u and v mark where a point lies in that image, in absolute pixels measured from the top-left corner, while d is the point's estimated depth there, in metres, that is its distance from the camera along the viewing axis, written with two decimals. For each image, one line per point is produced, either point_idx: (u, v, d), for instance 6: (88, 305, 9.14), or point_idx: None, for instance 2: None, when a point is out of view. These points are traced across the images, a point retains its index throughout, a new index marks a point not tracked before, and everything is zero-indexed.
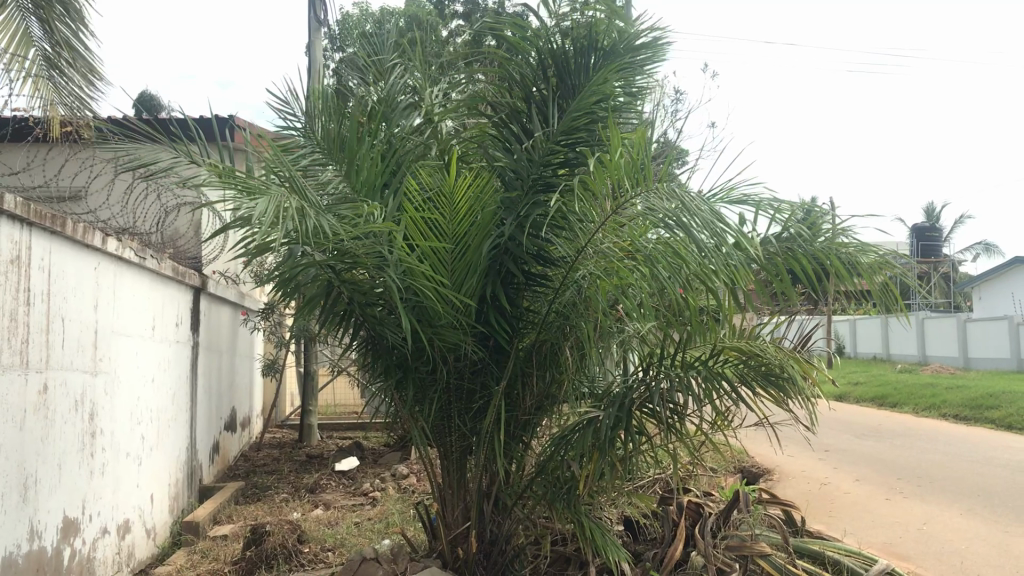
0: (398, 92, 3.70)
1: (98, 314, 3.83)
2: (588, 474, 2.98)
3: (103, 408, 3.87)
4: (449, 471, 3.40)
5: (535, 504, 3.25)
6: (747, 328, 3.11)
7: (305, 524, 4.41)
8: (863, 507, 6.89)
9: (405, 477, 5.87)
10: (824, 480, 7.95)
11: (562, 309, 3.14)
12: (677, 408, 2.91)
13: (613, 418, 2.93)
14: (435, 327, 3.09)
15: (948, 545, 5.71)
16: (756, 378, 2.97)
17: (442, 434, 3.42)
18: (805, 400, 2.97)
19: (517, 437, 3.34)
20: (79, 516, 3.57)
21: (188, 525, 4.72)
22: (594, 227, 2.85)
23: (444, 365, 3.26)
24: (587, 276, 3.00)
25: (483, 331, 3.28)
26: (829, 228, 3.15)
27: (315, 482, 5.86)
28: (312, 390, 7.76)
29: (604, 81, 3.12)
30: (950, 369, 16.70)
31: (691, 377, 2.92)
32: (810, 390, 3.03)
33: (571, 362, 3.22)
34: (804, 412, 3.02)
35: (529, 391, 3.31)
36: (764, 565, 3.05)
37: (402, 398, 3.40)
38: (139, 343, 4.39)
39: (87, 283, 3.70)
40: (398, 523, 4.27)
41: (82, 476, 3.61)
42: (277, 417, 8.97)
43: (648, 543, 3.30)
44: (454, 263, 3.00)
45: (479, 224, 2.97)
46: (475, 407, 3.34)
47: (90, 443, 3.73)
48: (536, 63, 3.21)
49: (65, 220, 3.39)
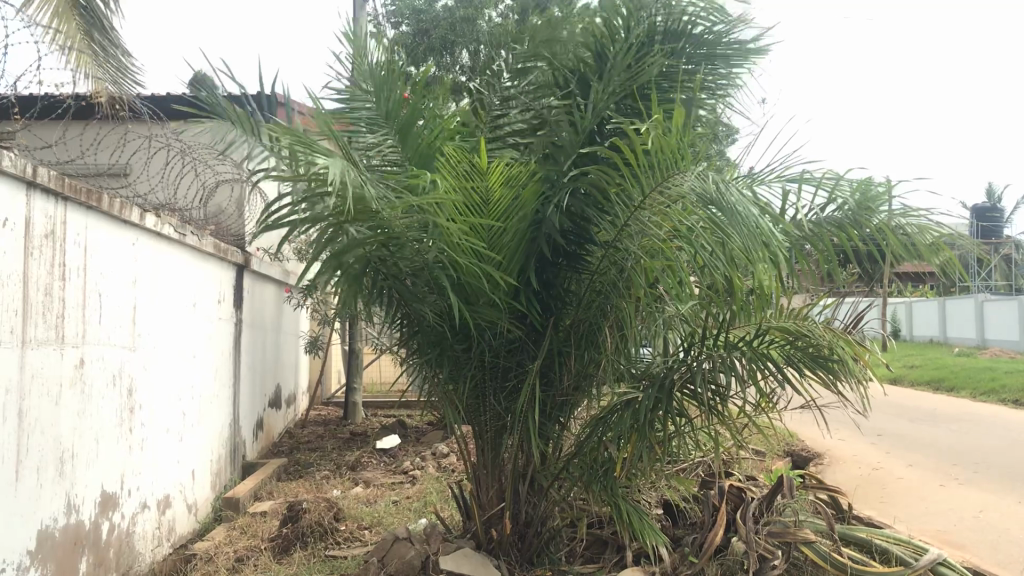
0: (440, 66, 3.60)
1: (136, 290, 3.82)
2: (627, 457, 2.92)
3: (141, 383, 3.87)
4: (484, 451, 3.32)
5: (572, 486, 3.15)
6: (795, 308, 2.96)
7: (345, 502, 4.39)
8: (918, 493, 6.71)
9: (445, 457, 5.82)
10: (876, 465, 7.76)
11: (602, 287, 3.04)
12: (719, 390, 2.79)
13: (652, 400, 2.84)
14: (472, 307, 3.03)
15: (1005, 535, 5.53)
16: (804, 360, 2.81)
17: (477, 412, 3.34)
18: (858, 381, 2.79)
19: (554, 419, 3.25)
20: (117, 491, 3.59)
21: (230, 501, 4.74)
22: (635, 207, 2.78)
23: (480, 342, 3.18)
24: (630, 256, 2.90)
25: (522, 309, 3.17)
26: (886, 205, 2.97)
27: (357, 460, 5.85)
28: (357, 366, 7.75)
29: (651, 52, 3.00)
30: (1010, 354, 16.25)
31: (734, 358, 2.79)
32: (862, 371, 2.84)
33: (611, 342, 3.10)
34: (857, 397, 2.84)
35: (567, 371, 3.20)
36: (807, 553, 2.92)
37: (437, 377, 3.32)
38: (178, 320, 4.39)
39: (124, 259, 3.69)
40: (436, 503, 4.22)
41: (121, 452, 3.64)
42: (322, 394, 9.00)
43: (689, 528, 3.19)
44: (494, 240, 2.92)
45: (521, 200, 2.88)
46: (510, 386, 3.24)
47: (130, 418, 3.74)
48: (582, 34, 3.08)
49: (101, 195, 3.37)
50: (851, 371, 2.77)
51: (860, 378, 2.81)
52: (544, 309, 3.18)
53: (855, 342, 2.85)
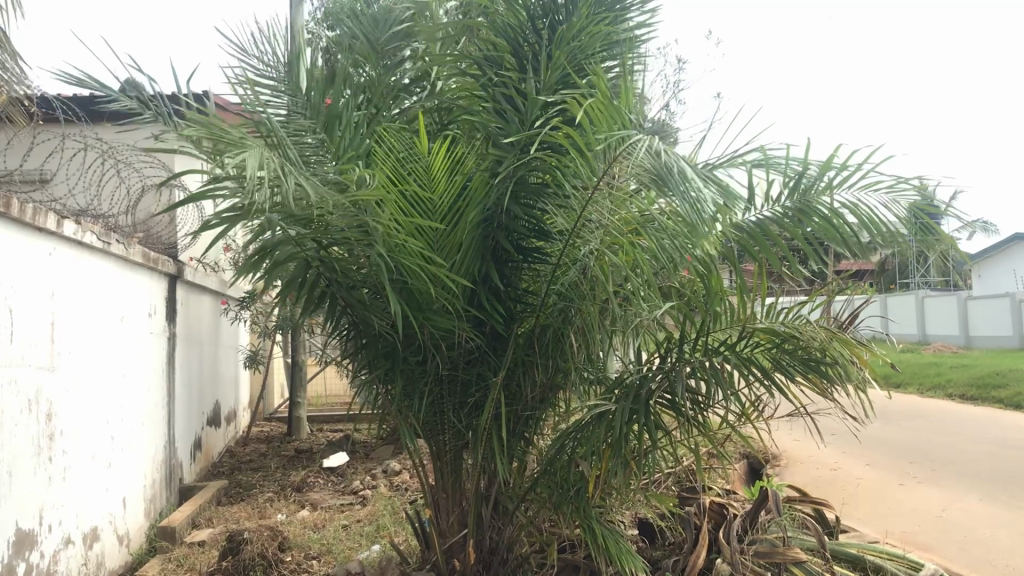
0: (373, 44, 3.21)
1: (53, 304, 3.47)
2: (600, 475, 2.64)
3: (61, 407, 3.52)
4: (444, 473, 3.04)
5: (540, 508, 2.88)
6: (782, 308, 2.65)
7: (289, 529, 4.07)
8: (878, 494, 6.59)
9: (397, 475, 5.52)
10: (834, 466, 7.65)
11: (565, 291, 2.79)
12: (699, 399, 2.54)
13: (628, 412, 2.55)
14: (424, 312, 2.71)
15: (972, 535, 5.40)
16: (793, 363, 2.55)
17: (434, 430, 3.05)
18: (858, 388, 2.49)
19: (519, 434, 2.97)
20: (35, 527, 3.23)
21: (164, 531, 4.38)
22: (600, 194, 2.54)
23: (435, 354, 2.89)
24: (592, 253, 2.68)
25: (478, 314, 2.90)
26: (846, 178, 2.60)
27: (302, 479, 5.52)
28: (301, 380, 7.40)
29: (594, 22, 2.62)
30: (951, 348, 16.45)
31: (717, 362, 2.52)
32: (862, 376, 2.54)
33: (578, 350, 2.84)
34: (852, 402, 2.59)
35: (532, 382, 2.93)
36: (799, 574, 2.68)
37: (388, 392, 3.02)
38: (103, 335, 4.04)
39: (40, 270, 3.34)
40: (390, 527, 3.93)
41: (39, 483, 3.29)
42: (265, 409, 8.62)
43: (668, 549, 2.94)
44: (444, 238, 2.63)
45: (470, 191, 2.60)
46: (470, 401, 2.96)
47: (48, 446, 3.39)
48: (517, 13, 2.71)
49: (10, 200, 3.03)
50: (851, 377, 2.48)
51: (857, 383, 2.50)
52: (502, 312, 2.90)
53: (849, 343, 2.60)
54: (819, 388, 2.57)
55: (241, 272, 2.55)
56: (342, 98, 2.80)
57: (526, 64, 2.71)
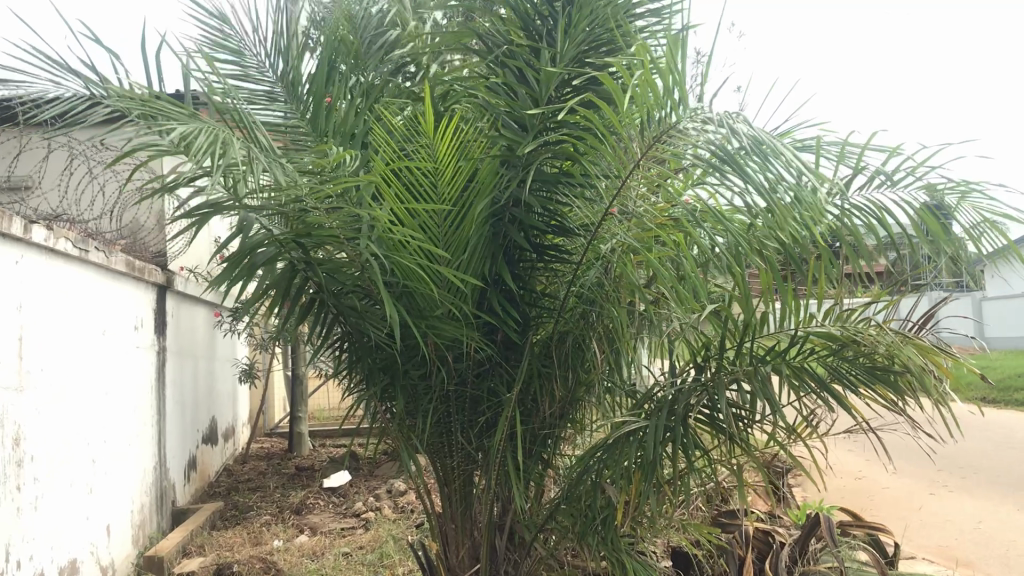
0: (362, 23, 2.87)
1: (20, 317, 3.15)
2: (629, 502, 2.32)
3: (32, 430, 3.21)
4: (452, 501, 2.73)
5: (562, 538, 2.56)
6: (841, 312, 2.26)
7: (284, 558, 3.75)
8: (908, 504, 6.25)
9: (402, 495, 5.19)
10: (859, 474, 7.30)
11: (585, 293, 2.48)
12: (744, 412, 2.21)
13: (662, 431, 2.22)
14: (427, 319, 2.39)
15: (1015, 548, 5.06)
16: (855, 373, 2.19)
17: (441, 452, 2.73)
18: (934, 401, 2.12)
19: (536, 455, 2.64)
20: (2, 566, 2.93)
21: (151, 561, 4.06)
22: (621, 180, 2.22)
23: (441, 367, 2.57)
24: (616, 249, 2.37)
25: (488, 321, 2.57)
26: (913, 176, 2.26)
27: (302, 501, 5.20)
28: (302, 394, 7.08)
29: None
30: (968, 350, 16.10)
31: (766, 371, 2.18)
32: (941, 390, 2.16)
33: (602, 359, 2.52)
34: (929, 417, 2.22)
35: (549, 396, 2.60)
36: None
37: (388, 411, 2.70)
38: (81, 350, 3.73)
39: (4, 280, 3.04)
40: (394, 554, 3.61)
41: (5, 515, 2.98)
42: (265, 424, 8.32)
43: None
44: (448, 235, 2.31)
45: (477, 181, 2.28)
46: (480, 419, 2.63)
47: (17, 474, 3.08)
48: None
49: None
50: (925, 388, 2.08)
51: (934, 396, 2.11)
52: (514, 318, 2.58)
53: (926, 343, 2.24)
54: (886, 401, 2.20)
55: (221, 278, 2.24)
56: (327, 84, 2.48)
57: (536, 36, 2.38)
